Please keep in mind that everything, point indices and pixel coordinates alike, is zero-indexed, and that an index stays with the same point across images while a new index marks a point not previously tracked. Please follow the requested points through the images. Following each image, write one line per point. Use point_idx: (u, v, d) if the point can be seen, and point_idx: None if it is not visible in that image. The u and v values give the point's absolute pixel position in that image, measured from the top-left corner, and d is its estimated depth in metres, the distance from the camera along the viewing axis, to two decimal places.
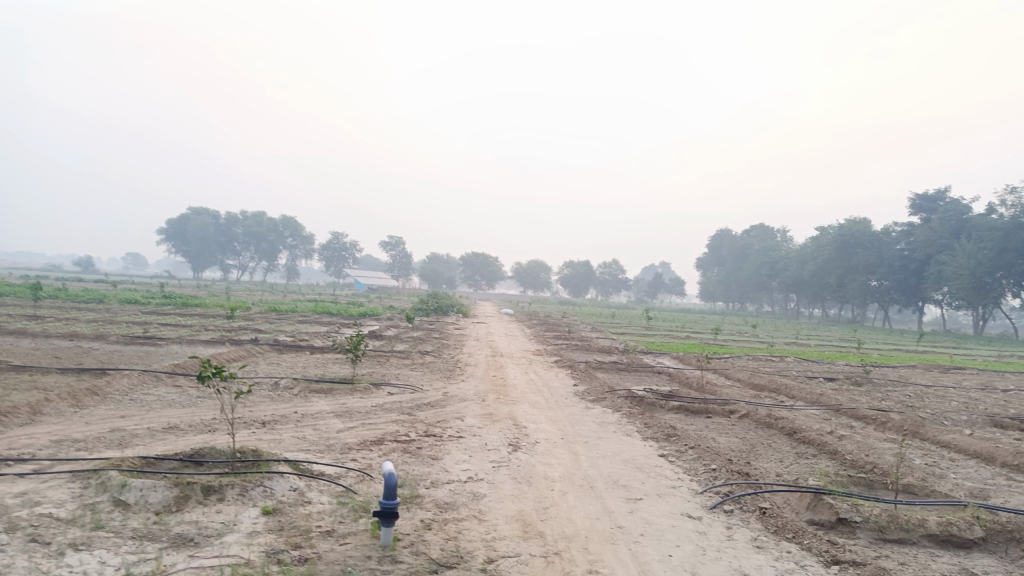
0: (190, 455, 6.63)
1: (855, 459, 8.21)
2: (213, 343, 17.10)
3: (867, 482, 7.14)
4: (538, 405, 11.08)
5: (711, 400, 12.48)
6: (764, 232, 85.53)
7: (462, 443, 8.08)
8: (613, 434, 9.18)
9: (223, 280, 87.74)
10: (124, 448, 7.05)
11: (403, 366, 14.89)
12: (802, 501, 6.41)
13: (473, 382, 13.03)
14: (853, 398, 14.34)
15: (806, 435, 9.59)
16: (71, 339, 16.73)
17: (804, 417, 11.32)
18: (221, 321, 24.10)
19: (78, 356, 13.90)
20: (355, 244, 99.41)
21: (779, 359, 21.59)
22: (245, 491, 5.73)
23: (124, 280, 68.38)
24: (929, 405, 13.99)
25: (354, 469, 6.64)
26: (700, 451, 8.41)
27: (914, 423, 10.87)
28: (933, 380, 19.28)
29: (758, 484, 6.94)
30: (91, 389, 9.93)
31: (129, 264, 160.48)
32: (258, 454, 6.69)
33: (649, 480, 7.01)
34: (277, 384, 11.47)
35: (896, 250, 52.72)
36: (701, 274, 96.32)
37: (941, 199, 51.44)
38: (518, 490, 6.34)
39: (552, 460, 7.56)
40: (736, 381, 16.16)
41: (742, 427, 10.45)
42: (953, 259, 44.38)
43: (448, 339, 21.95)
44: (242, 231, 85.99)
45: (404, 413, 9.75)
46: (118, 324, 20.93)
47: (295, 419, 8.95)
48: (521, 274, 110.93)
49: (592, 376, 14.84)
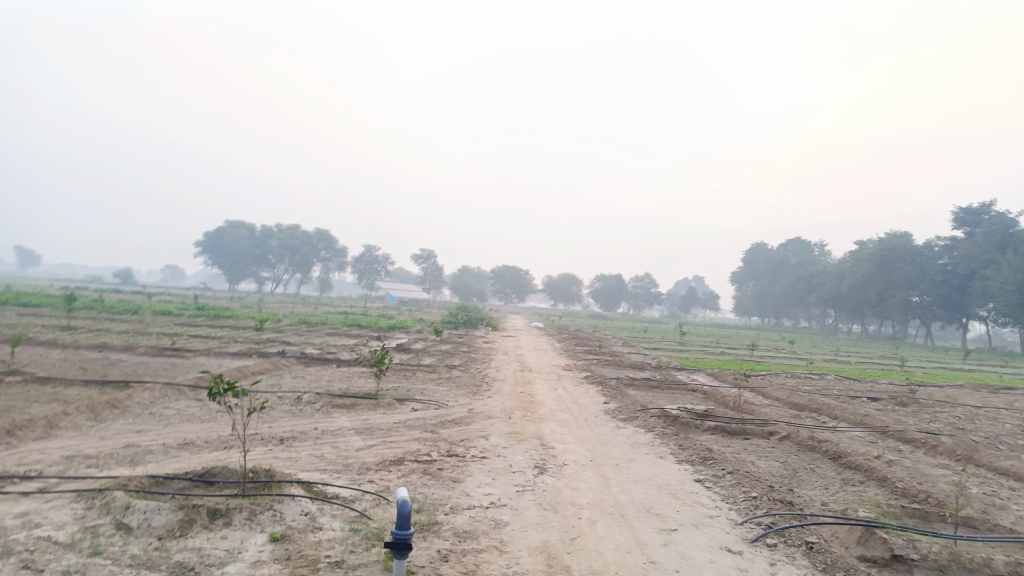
0: (200, 474, 6.35)
1: (907, 487, 7.65)
2: (240, 356, 17.00)
3: (922, 514, 6.58)
4: (567, 423, 10.67)
5: (748, 420, 11.91)
6: (800, 246, 83.92)
7: (486, 464, 7.70)
8: (646, 457, 8.71)
9: (257, 293, 88.80)
10: (134, 466, 6.80)
11: (429, 381, 14.58)
12: (852, 535, 5.92)
13: (500, 399, 12.63)
14: (900, 420, 13.62)
15: (852, 460, 9.00)
16: (100, 350, 16.76)
17: (848, 440, 10.73)
18: (250, 333, 24.04)
19: (105, 368, 13.83)
20: (387, 257, 99.86)
21: (819, 377, 20.83)
22: (253, 515, 5.39)
23: (160, 292, 69.36)
24: (981, 428, 13.21)
25: (370, 492, 6.28)
26: (739, 475, 7.91)
27: (968, 448, 10.19)
28: (985, 400, 18.31)
29: (803, 515, 6.41)
30: (110, 402, 9.76)
31: (167, 275, 164.17)
32: (271, 474, 6.37)
33: (684, 508, 6.54)
34: (299, 398, 11.21)
35: (939, 265, 51.21)
36: (735, 288, 94.97)
37: (985, 213, 49.86)
38: (543, 518, 5.94)
39: (579, 484, 7.12)
40: (774, 400, 15.52)
41: (782, 450, 9.91)
42: (999, 275, 42.87)
43: (476, 353, 21.61)
44: (277, 244, 87.03)
45: (427, 431, 9.40)
46: (149, 335, 20.96)
47: (314, 436, 8.64)
48: (551, 287, 110.46)
49: (623, 394, 14.34)
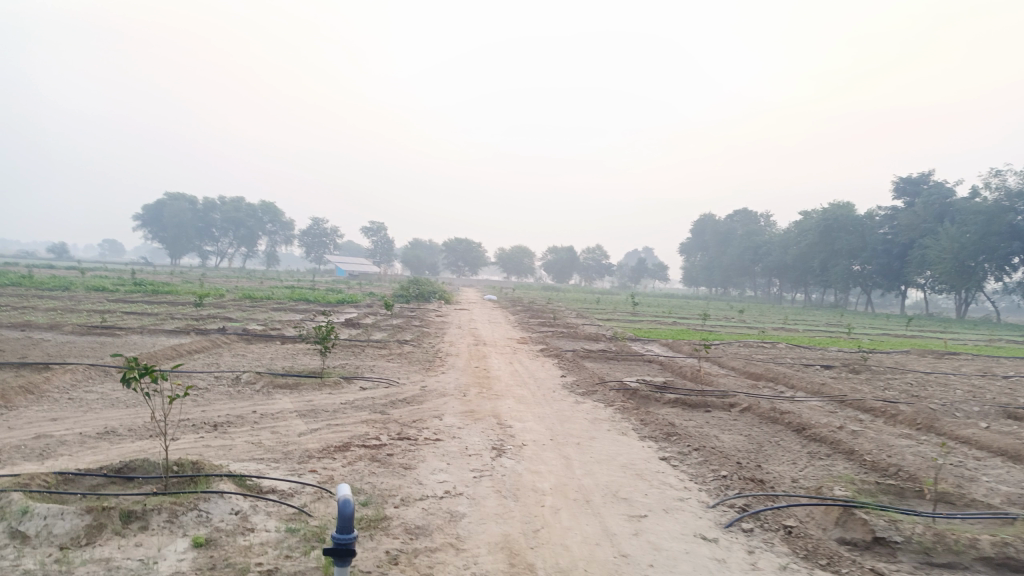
0: (118, 469, 5.66)
1: (875, 460, 7.42)
2: (177, 333, 16.01)
3: (896, 490, 6.32)
4: (523, 399, 10.20)
5: (708, 392, 11.60)
6: (747, 216, 85.10)
7: (439, 448, 7.14)
8: (608, 434, 8.28)
9: (201, 267, 86.05)
10: (44, 460, 6.05)
11: (379, 357, 13.92)
12: (830, 516, 5.59)
13: (454, 375, 12.06)
14: (856, 388, 13.54)
15: (816, 432, 8.74)
16: (23, 329, 15.57)
17: (809, 411, 10.49)
18: (190, 309, 22.85)
19: (25, 349, 12.73)
20: (336, 230, 97.57)
21: (772, 346, 20.88)
22: (175, 516, 4.73)
23: (96, 266, 66.36)
24: (935, 395, 13.22)
25: (311, 484, 5.67)
26: (706, 453, 7.53)
27: (927, 417, 10.06)
28: (932, 366, 18.57)
29: (776, 496, 6.05)
30: (25, 387, 8.85)
31: (107, 249, 158.71)
32: (198, 467, 5.69)
33: (653, 491, 6.12)
34: (237, 379, 10.45)
35: (880, 234, 52.29)
36: (685, 259, 96.11)
37: (924, 182, 51.06)
38: (503, 508, 5.43)
39: (541, 468, 6.63)
40: (730, 370, 15.36)
41: (745, 422, 9.61)
42: (937, 243, 43.88)
43: (428, 327, 21.00)
44: (220, 217, 84.10)
45: (376, 412, 8.80)
46: (77, 313, 19.70)
47: (251, 421, 7.94)
48: (503, 260, 109.73)
49: (580, 366, 13.95)
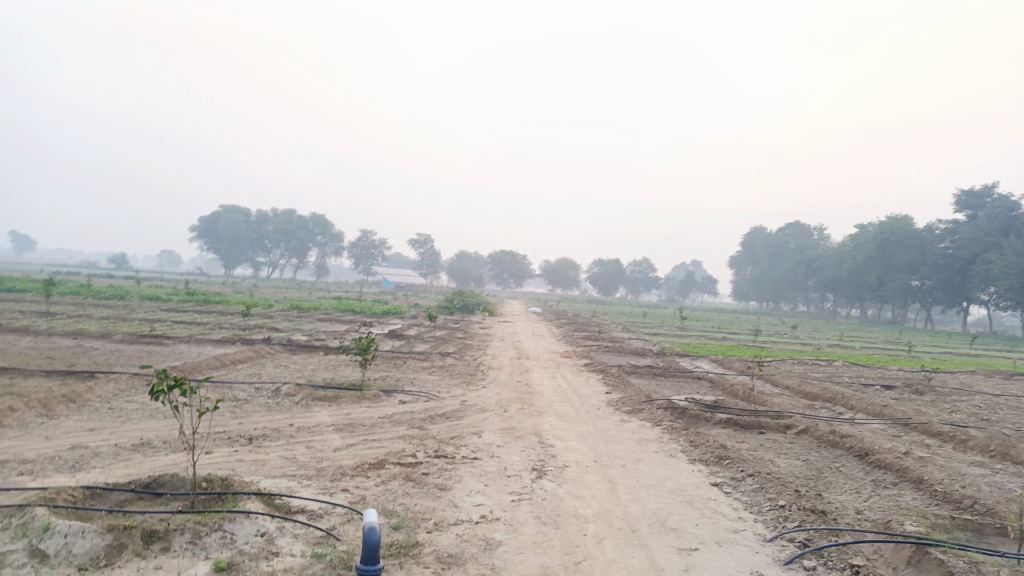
0: (147, 483, 5.50)
1: (947, 491, 6.84)
2: (223, 343, 16.06)
3: (974, 526, 5.76)
4: (567, 417, 9.83)
5: (762, 412, 11.02)
6: (799, 229, 83.05)
7: (477, 468, 6.84)
8: (655, 456, 7.86)
9: (253, 278, 87.87)
10: (75, 472, 5.94)
11: (420, 370, 13.67)
12: (900, 555, 5.09)
13: (496, 390, 11.73)
14: (921, 411, 12.73)
15: (880, 458, 8.15)
16: (75, 337, 15.83)
17: (871, 435, 9.86)
18: (237, 319, 23.03)
19: (74, 357, 12.84)
20: (384, 242, 98.56)
21: (827, 363, 20.04)
22: (198, 537, 4.53)
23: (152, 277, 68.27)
24: (1007, 420, 12.37)
25: (342, 504, 5.42)
26: (761, 479, 7.04)
27: (1002, 444, 9.33)
28: (1002, 388, 17.52)
29: (841, 530, 5.56)
30: (67, 397, 8.85)
31: (163, 262, 164.11)
32: (226, 485, 5.50)
33: (704, 521, 5.70)
34: (277, 391, 10.33)
35: (940, 248, 50.25)
36: (735, 273, 94.29)
37: (988, 195, 48.94)
38: (543, 536, 5.09)
39: (583, 492, 6.26)
40: (785, 389, 14.69)
41: (803, 446, 9.05)
42: (1002, 257, 41.90)
43: (472, 340, 20.75)
44: (272, 229, 85.81)
45: (414, 427, 8.53)
46: (128, 322, 20.02)
47: (287, 435, 7.75)
48: (549, 272, 109.20)
49: (627, 383, 13.47)
